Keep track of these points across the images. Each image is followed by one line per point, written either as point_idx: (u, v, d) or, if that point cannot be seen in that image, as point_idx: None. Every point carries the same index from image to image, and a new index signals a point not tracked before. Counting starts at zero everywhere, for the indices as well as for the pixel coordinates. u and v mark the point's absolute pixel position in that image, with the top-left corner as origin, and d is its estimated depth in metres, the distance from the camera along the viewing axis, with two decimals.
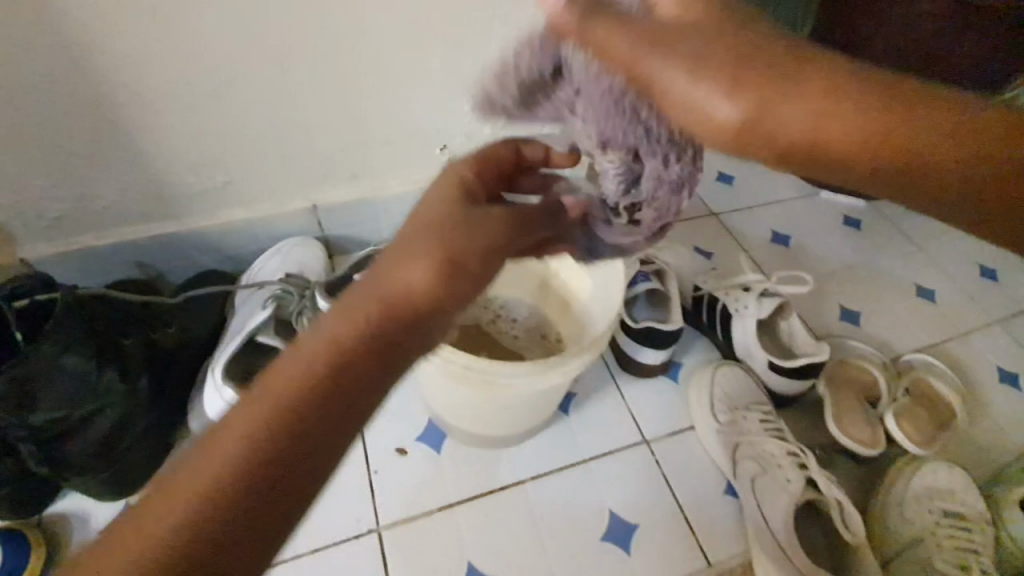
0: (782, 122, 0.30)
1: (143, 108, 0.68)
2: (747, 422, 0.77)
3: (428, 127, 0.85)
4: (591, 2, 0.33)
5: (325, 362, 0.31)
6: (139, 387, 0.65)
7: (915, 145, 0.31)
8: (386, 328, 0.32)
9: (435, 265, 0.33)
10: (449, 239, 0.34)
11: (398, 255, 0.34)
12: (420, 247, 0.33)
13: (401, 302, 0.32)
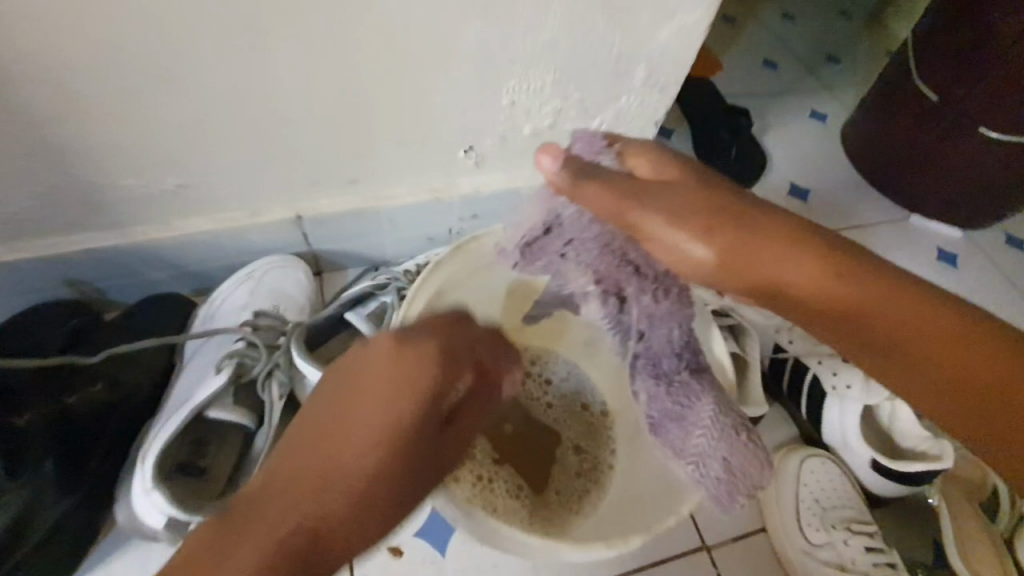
0: (756, 261, 0.37)
1: (51, 88, 0.48)
2: (848, 550, 0.59)
3: (453, 124, 0.65)
4: (583, 166, 0.40)
5: (297, 509, 0.30)
6: (44, 474, 0.49)
7: (818, 282, 0.37)
8: (351, 499, 0.31)
9: (398, 454, 0.32)
10: (424, 423, 0.33)
11: (372, 420, 0.32)
12: (395, 425, 0.32)
13: (368, 478, 0.31)
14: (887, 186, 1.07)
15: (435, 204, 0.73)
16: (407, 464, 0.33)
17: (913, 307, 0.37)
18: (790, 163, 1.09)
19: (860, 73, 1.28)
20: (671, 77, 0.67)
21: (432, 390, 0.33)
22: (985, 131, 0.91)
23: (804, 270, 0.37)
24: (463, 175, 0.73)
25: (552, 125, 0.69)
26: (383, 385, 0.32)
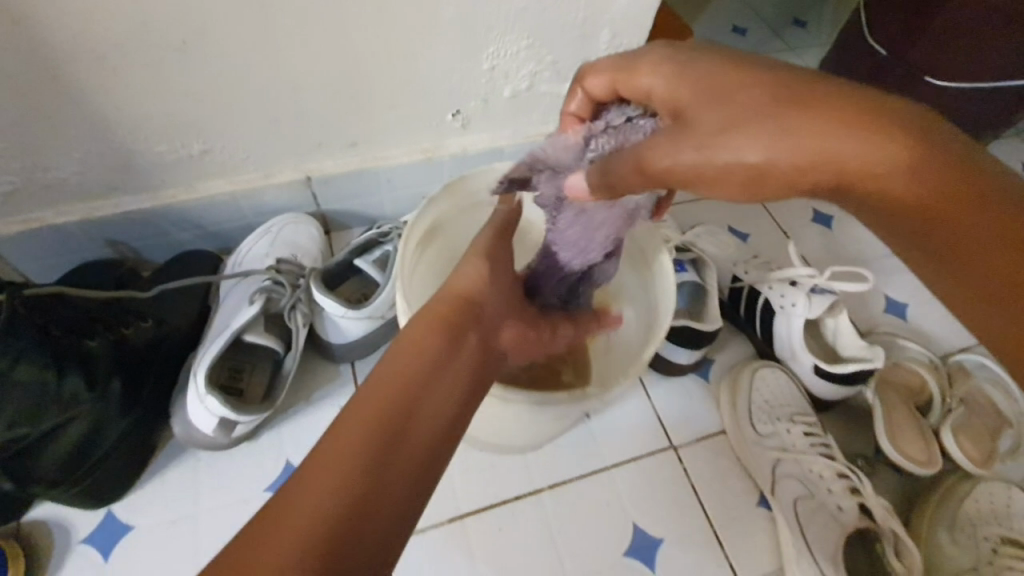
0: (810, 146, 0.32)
1: (97, 64, 0.57)
2: (790, 436, 0.70)
3: (440, 87, 0.74)
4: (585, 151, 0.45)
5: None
6: (113, 391, 0.58)
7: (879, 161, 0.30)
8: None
9: (347, 525, 0.30)
10: (371, 474, 0.32)
11: (307, 503, 0.30)
12: (342, 500, 0.30)
13: (329, 559, 0.28)
14: None
15: (427, 162, 0.82)
16: (365, 528, 0.30)
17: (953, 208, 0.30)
18: None
19: (825, 34, 1.36)
20: (633, 40, 0.76)
21: (366, 449, 0.32)
22: (928, 81, 1.00)
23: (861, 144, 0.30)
24: (452, 136, 0.82)
25: (529, 87, 0.78)
26: (319, 476, 0.31)
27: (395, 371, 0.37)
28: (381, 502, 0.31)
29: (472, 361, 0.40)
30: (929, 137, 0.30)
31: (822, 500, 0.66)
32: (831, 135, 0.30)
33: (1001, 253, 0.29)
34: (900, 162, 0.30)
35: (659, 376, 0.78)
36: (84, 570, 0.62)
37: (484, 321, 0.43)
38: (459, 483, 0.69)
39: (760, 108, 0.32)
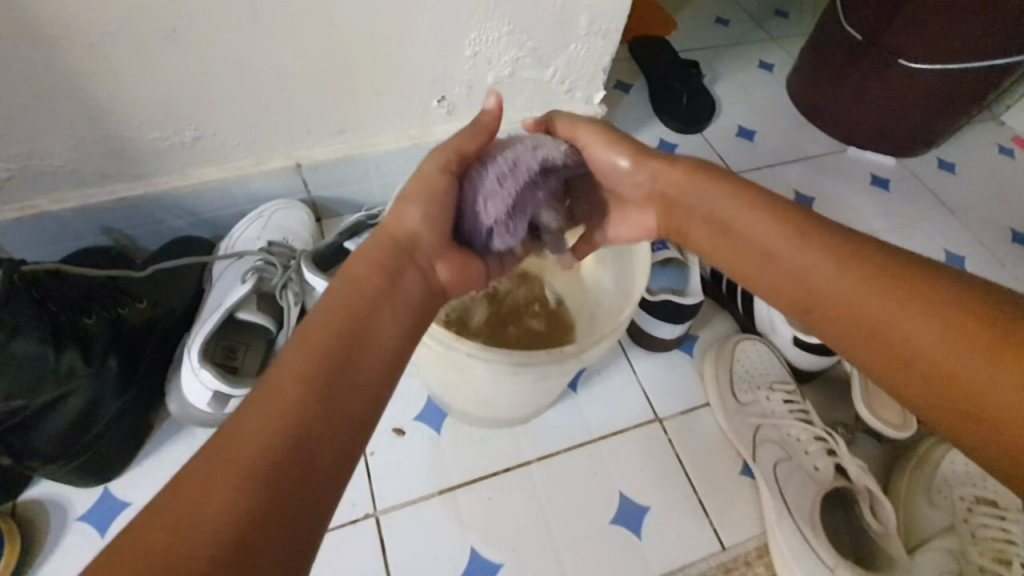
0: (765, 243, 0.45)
1: (90, 51, 0.59)
2: (769, 403, 0.73)
3: (425, 74, 0.76)
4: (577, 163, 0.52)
5: (213, 531, 0.27)
6: (109, 369, 0.60)
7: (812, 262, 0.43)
8: (276, 496, 0.29)
9: (297, 447, 0.31)
10: (314, 403, 0.33)
11: (254, 431, 0.31)
12: (291, 427, 0.31)
13: (279, 475, 0.30)
14: (827, 122, 1.18)
15: (414, 149, 0.84)
16: (313, 451, 0.32)
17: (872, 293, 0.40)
18: (739, 107, 1.20)
19: (807, 24, 1.39)
20: (612, 25, 0.78)
21: (310, 382, 0.33)
22: (901, 64, 1.02)
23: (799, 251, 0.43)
24: (438, 123, 0.84)
25: (512, 73, 0.80)
26: (254, 427, 0.31)
27: (336, 312, 0.37)
28: (328, 427, 0.33)
29: (407, 302, 0.41)
30: (886, 254, 0.41)
31: (801, 464, 0.68)
32: (802, 254, 0.43)
33: (962, 352, 0.36)
34: (857, 277, 0.40)
35: (643, 350, 0.80)
36: (80, 546, 0.63)
37: (420, 261, 0.43)
38: (449, 456, 0.71)
39: (755, 228, 0.46)
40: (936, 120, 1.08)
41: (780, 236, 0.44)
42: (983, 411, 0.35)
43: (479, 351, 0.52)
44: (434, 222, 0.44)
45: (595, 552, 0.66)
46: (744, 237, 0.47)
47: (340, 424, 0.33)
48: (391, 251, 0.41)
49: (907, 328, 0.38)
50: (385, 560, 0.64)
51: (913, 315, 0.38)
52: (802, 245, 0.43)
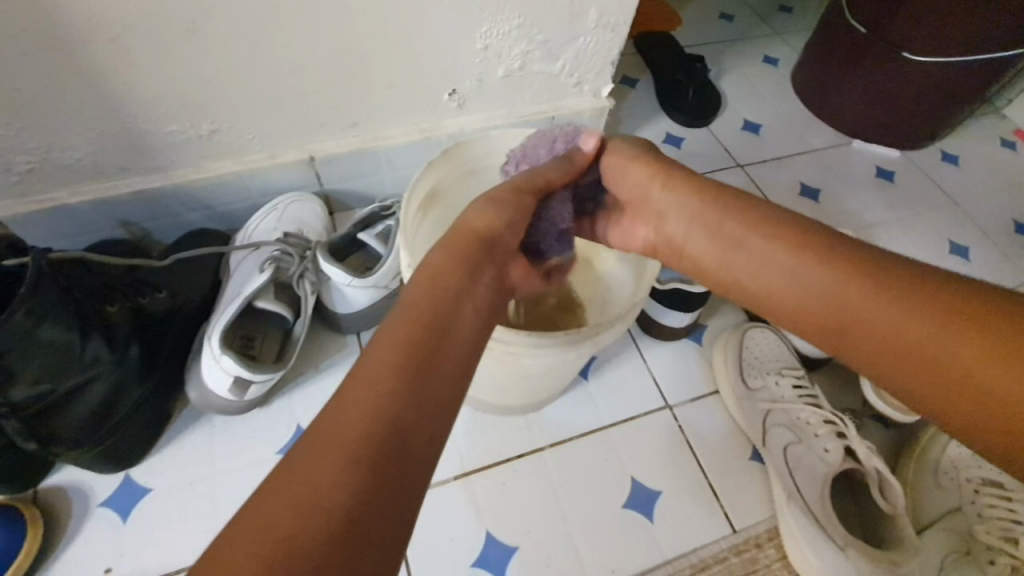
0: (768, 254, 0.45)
1: (112, 45, 0.60)
2: (779, 388, 0.74)
3: (437, 68, 0.77)
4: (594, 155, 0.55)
5: (318, 525, 0.26)
6: (131, 357, 0.61)
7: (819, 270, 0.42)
8: (376, 490, 0.28)
9: (392, 441, 0.30)
10: (405, 396, 0.32)
11: (349, 423, 0.30)
12: (384, 419, 0.30)
13: (378, 470, 0.29)
14: (831, 115, 1.19)
15: (425, 142, 0.86)
16: (407, 446, 0.30)
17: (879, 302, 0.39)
18: (744, 101, 1.21)
19: (810, 19, 1.40)
20: (620, 18, 0.79)
21: (398, 375, 0.32)
22: (906, 58, 1.03)
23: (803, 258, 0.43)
24: (449, 116, 0.85)
25: (522, 66, 0.81)
26: (349, 411, 0.30)
27: (419, 308, 0.36)
28: (418, 420, 0.31)
29: (487, 299, 0.40)
30: (904, 266, 0.40)
31: (810, 446, 0.69)
32: (821, 270, 0.42)
33: (988, 360, 0.35)
34: (868, 292, 0.40)
35: (652, 338, 0.81)
36: (103, 531, 0.64)
37: (500, 256, 0.42)
38: (464, 443, 0.72)
39: (767, 246, 0.45)
40: (939, 112, 1.09)
41: (790, 255, 0.44)
42: (1012, 418, 0.34)
43: (497, 333, 0.53)
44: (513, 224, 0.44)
45: (610, 536, 0.67)
46: (757, 254, 0.45)
47: (430, 420, 0.32)
48: (470, 244, 0.41)
49: (932, 339, 0.37)
50: (403, 544, 0.65)
51: (938, 325, 0.37)
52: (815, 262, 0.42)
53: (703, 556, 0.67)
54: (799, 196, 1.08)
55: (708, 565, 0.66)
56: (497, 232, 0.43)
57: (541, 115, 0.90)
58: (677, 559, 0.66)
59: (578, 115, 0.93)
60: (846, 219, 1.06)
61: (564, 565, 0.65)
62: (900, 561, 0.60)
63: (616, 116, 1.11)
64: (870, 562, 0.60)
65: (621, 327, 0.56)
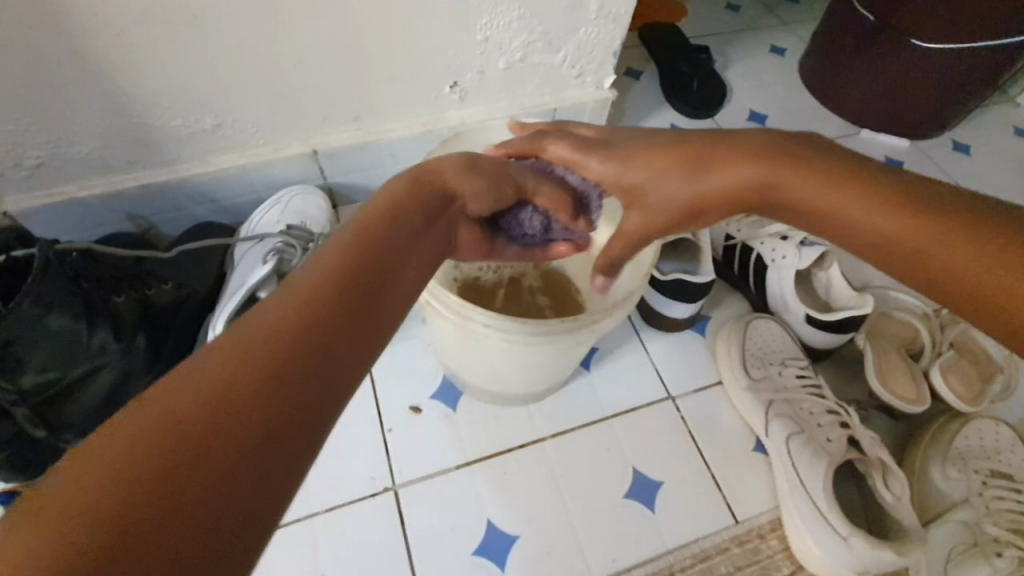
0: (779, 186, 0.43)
1: (118, 40, 0.61)
2: (781, 378, 0.73)
3: (438, 60, 0.77)
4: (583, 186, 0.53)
5: (205, 444, 0.24)
6: (138, 347, 0.62)
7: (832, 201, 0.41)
8: (275, 423, 0.26)
9: (300, 377, 0.28)
10: (319, 336, 0.30)
11: (254, 348, 0.28)
12: (298, 354, 0.29)
13: (281, 402, 0.27)
14: (840, 105, 1.17)
15: (427, 134, 0.86)
16: (315, 386, 0.28)
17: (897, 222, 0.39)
18: (750, 92, 1.19)
19: (819, 9, 1.38)
20: (622, 7, 0.79)
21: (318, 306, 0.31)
22: (915, 45, 1.01)
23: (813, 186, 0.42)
24: (450, 109, 0.86)
25: (523, 58, 0.81)
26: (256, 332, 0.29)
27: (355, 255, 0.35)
28: (335, 363, 0.30)
29: (428, 250, 0.39)
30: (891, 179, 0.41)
31: (813, 436, 0.68)
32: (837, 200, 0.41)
33: (996, 261, 0.36)
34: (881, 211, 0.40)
35: (654, 329, 0.81)
36: None
37: (447, 200, 0.43)
38: (465, 432, 0.72)
39: (807, 190, 0.42)
40: (950, 100, 1.08)
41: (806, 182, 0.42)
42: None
43: (495, 320, 0.53)
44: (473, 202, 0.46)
45: (610, 525, 0.67)
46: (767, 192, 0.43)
47: (344, 362, 0.30)
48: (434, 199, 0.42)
49: (942, 248, 0.38)
50: (404, 532, 0.66)
51: (965, 247, 0.37)
52: (837, 197, 0.41)
53: (704, 547, 0.67)
54: None
55: (709, 555, 0.66)
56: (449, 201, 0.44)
57: (543, 107, 0.90)
58: (678, 549, 0.66)
59: (581, 107, 0.92)
60: None
61: (564, 552, 0.66)
62: (904, 552, 0.59)
63: (619, 108, 1.11)
64: (871, 548, 0.60)
65: (620, 314, 0.56)
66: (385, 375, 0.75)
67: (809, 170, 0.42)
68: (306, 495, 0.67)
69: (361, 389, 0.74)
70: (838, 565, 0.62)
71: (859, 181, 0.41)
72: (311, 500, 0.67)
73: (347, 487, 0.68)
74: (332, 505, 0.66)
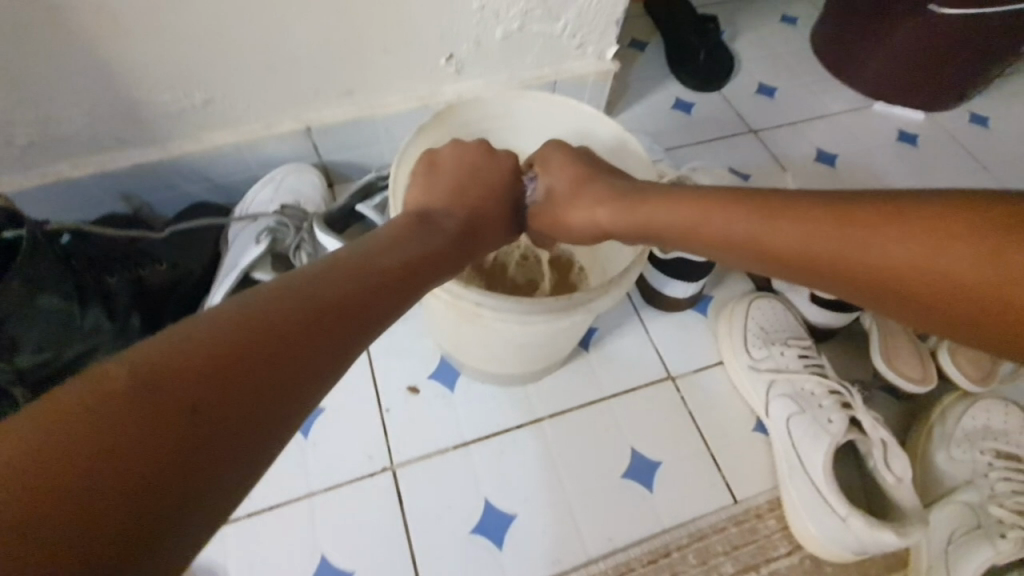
0: (710, 227, 0.47)
1: (101, 11, 0.59)
2: (784, 358, 0.71)
3: (433, 30, 0.75)
4: (561, 145, 0.58)
5: (158, 429, 0.26)
6: (132, 326, 0.63)
7: (761, 235, 0.44)
8: (193, 448, 0.26)
9: (229, 405, 0.28)
10: (258, 360, 0.30)
11: (186, 360, 0.28)
12: (252, 376, 0.29)
13: (202, 428, 0.27)
14: (854, 77, 1.13)
15: (423, 110, 0.84)
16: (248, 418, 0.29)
17: (830, 236, 0.41)
18: (759, 63, 1.15)
19: None
20: None
21: (310, 327, 0.33)
22: (940, 13, 0.97)
23: (740, 223, 0.45)
24: (446, 82, 0.83)
25: (521, 27, 0.78)
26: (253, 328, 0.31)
27: (330, 286, 0.36)
28: (268, 393, 0.30)
29: (418, 282, 0.42)
30: (794, 197, 0.44)
31: (814, 415, 0.67)
32: (769, 233, 0.44)
33: (954, 256, 0.36)
34: (810, 228, 0.42)
35: (654, 307, 0.80)
36: None
37: (479, 198, 0.54)
38: (462, 410, 0.72)
39: (739, 228, 0.45)
40: (972, 69, 1.03)
41: (726, 216, 0.46)
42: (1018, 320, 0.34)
43: (485, 299, 0.53)
44: (495, 188, 0.56)
45: (608, 505, 0.67)
46: (703, 230, 0.47)
47: (279, 412, 0.30)
48: (478, 178, 0.55)
49: (894, 251, 0.38)
50: (403, 511, 0.66)
51: (920, 240, 0.37)
52: (774, 228, 0.43)
53: (701, 526, 0.66)
54: (814, 161, 1.03)
55: (706, 533, 0.66)
56: (452, 222, 0.50)
57: (543, 79, 0.87)
58: (676, 528, 0.66)
59: (582, 80, 0.90)
60: (863, 186, 1.02)
61: (561, 531, 0.66)
62: (906, 534, 0.58)
63: (623, 81, 1.07)
64: (871, 528, 0.58)
65: (617, 294, 0.55)
66: (382, 355, 0.75)
67: (729, 205, 0.46)
68: (306, 473, 0.67)
69: (360, 369, 0.74)
70: (837, 543, 0.61)
71: (766, 202, 0.45)
72: (310, 479, 0.67)
73: (346, 467, 0.68)
74: (331, 485, 0.67)
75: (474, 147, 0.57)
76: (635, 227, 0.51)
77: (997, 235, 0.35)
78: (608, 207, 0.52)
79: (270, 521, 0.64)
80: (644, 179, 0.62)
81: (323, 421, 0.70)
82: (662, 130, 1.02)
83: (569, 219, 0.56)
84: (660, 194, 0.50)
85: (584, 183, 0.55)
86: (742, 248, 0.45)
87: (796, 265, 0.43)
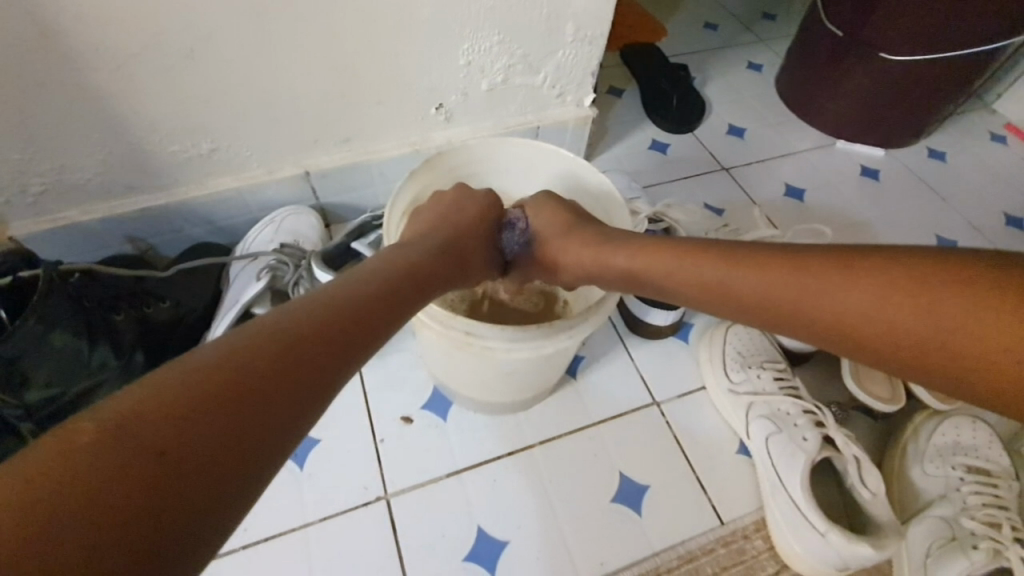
0: (697, 274, 0.50)
1: (119, 72, 0.65)
2: (761, 380, 0.75)
3: (424, 83, 0.81)
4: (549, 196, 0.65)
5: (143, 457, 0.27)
6: (136, 364, 0.65)
7: (747, 283, 0.47)
8: (186, 476, 0.27)
9: (228, 441, 0.29)
10: (245, 395, 0.31)
11: (178, 394, 0.30)
12: (237, 407, 0.31)
13: (197, 462, 0.28)
14: (817, 118, 1.21)
15: (415, 154, 0.90)
16: (245, 452, 0.30)
17: (812, 286, 0.43)
18: (729, 106, 1.24)
19: (794, 25, 1.43)
20: (597, 31, 0.83)
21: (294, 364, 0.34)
22: (887, 58, 1.05)
23: (727, 273, 0.48)
24: (437, 129, 0.89)
25: (505, 80, 0.85)
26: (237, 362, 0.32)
27: (315, 323, 0.37)
28: (257, 425, 0.31)
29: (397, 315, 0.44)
30: (777, 249, 0.47)
31: (791, 435, 0.70)
32: (754, 282, 0.46)
33: (931, 305, 0.38)
34: (793, 278, 0.44)
35: (637, 336, 0.83)
36: None
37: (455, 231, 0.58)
38: (455, 439, 0.74)
39: (726, 277, 0.48)
40: (922, 108, 1.11)
41: (714, 266, 0.49)
42: (1000, 368, 0.35)
43: (474, 327, 0.56)
44: (472, 223, 0.60)
45: (597, 529, 0.69)
46: (692, 278, 0.50)
47: (262, 445, 0.31)
48: (454, 216, 0.59)
49: (873, 302, 0.40)
50: (397, 541, 0.67)
51: (897, 291, 0.40)
52: (759, 277, 0.46)
53: (690, 548, 0.68)
54: (784, 196, 1.10)
55: (694, 555, 0.68)
56: (431, 254, 0.53)
57: (527, 125, 0.94)
58: (665, 550, 0.68)
59: (563, 124, 0.96)
60: (830, 218, 1.08)
61: (553, 556, 0.67)
62: (882, 547, 0.60)
63: (602, 125, 1.15)
64: (848, 542, 0.60)
65: (598, 320, 0.59)
66: (377, 387, 0.77)
67: (716, 256, 0.49)
68: (301, 505, 0.68)
69: (355, 402, 0.76)
70: (820, 560, 0.63)
71: (750, 254, 0.48)
72: (305, 511, 0.68)
73: (340, 498, 0.69)
74: (325, 516, 0.68)
75: (451, 192, 0.62)
76: (621, 271, 0.55)
77: (970, 287, 0.37)
78: (604, 258, 0.56)
79: (264, 554, 0.65)
80: (619, 216, 0.66)
81: (319, 454, 0.72)
82: (640, 169, 1.09)
83: (563, 260, 0.60)
84: (652, 244, 0.54)
85: (573, 227, 0.60)
86: (730, 296, 0.48)
87: (782, 315, 0.45)
